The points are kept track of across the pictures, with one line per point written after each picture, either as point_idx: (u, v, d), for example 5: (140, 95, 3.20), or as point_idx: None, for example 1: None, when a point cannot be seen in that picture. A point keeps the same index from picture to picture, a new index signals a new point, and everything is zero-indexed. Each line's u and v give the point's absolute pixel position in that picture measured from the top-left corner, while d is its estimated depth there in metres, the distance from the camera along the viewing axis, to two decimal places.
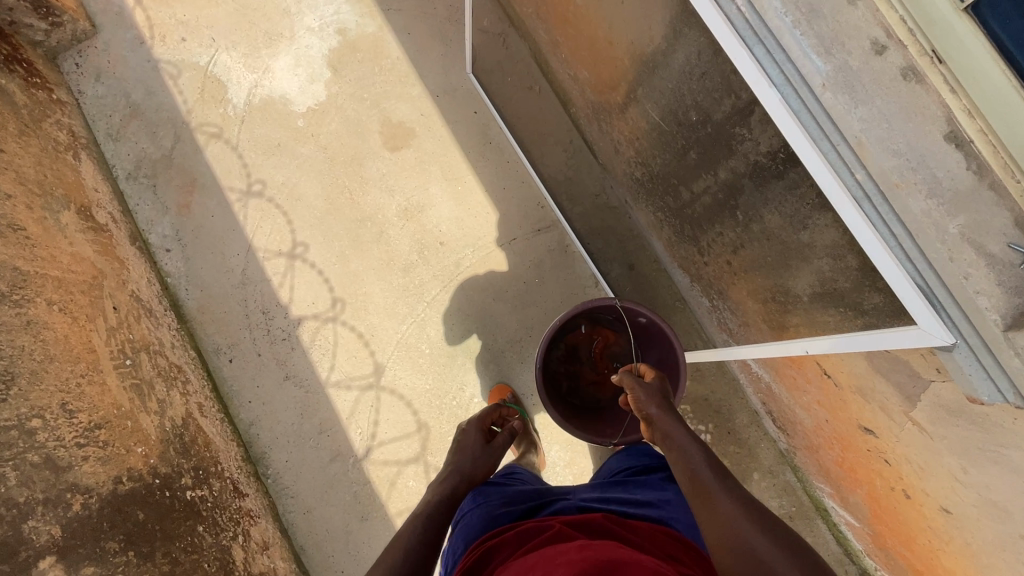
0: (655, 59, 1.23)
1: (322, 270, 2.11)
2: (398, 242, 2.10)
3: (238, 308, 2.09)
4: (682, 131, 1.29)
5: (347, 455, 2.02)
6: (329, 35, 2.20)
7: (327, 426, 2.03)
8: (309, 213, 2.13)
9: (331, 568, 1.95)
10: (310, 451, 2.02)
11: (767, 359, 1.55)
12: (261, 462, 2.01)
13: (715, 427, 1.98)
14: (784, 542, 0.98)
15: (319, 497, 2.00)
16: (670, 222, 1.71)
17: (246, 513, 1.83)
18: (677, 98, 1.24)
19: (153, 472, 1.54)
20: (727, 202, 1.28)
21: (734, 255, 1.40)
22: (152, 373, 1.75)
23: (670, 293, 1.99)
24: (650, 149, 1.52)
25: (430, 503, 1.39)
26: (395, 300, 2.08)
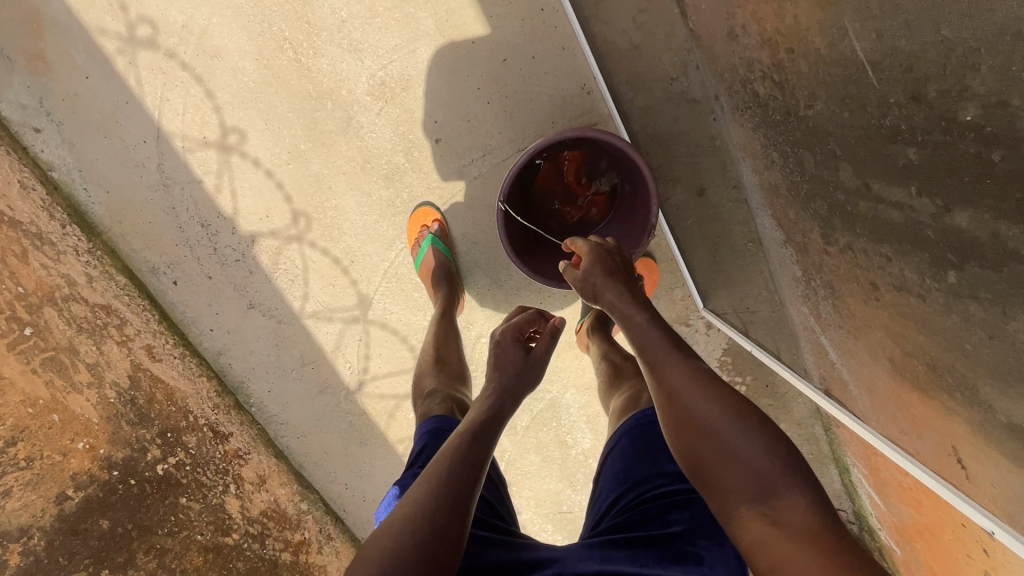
0: None
1: (271, 169, 1.50)
2: (376, 135, 1.46)
3: (166, 219, 1.55)
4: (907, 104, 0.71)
5: (337, 388, 1.77)
6: None
7: (310, 358, 1.74)
8: (236, 80, 1.42)
9: (333, 480, 1.79)
10: (294, 382, 1.75)
11: (863, 372, 1.21)
12: (241, 391, 1.73)
13: (753, 379, 1.75)
14: (756, 425, 0.88)
15: (313, 422, 1.77)
16: (790, 176, 1.12)
17: (233, 454, 1.71)
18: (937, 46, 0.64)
19: (106, 463, 1.62)
20: (935, 245, 0.75)
21: (886, 281, 0.93)
22: (65, 329, 1.58)
23: (743, 233, 1.51)
24: (803, 75, 0.89)
25: (469, 427, 1.01)
26: (377, 219, 1.55)
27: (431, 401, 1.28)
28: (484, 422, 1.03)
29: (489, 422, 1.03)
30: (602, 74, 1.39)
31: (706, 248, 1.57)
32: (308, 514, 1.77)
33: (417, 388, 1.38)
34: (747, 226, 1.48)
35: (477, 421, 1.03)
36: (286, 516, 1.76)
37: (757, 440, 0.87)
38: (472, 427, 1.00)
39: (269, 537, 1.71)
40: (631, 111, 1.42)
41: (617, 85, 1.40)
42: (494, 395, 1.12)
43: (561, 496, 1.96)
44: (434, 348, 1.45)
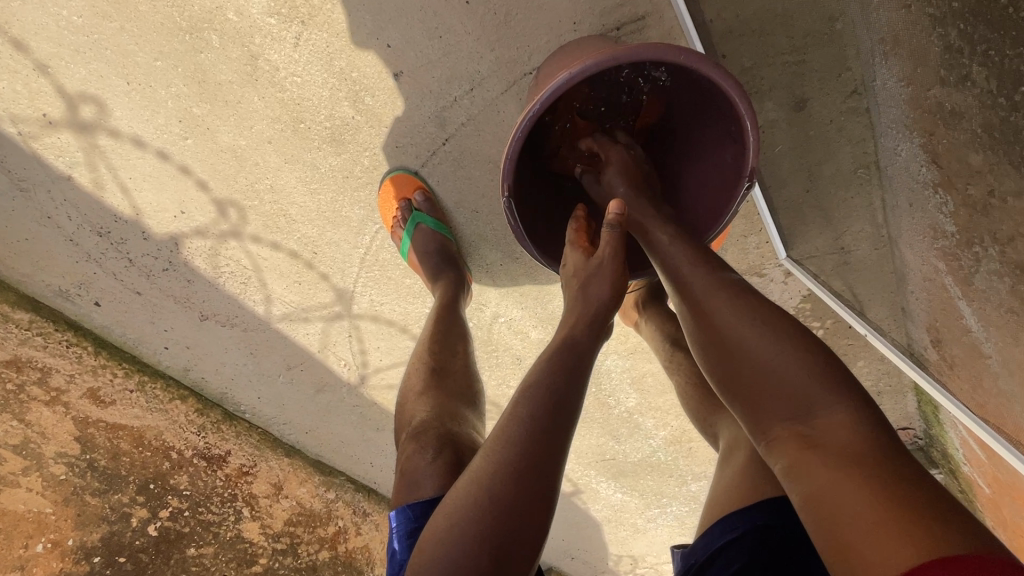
0: None
1: (160, 149, 1.02)
2: (301, 78, 0.95)
3: (46, 233, 1.12)
4: None
5: (336, 385, 1.37)
6: None
7: (296, 360, 1.34)
8: (55, 16, 0.90)
9: (356, 460, 1.46)
10: (286, 389, 1.37)
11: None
12: (228, 403, 1.37)
13: (834, 322, 1.42)
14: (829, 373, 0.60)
15: (320, 418, 1.41)
16: (991, 106, 0.68)
17: (236, 469, 1.38)
18: None
19: (84, 542, 1.24)
20: None
21: None
22: None
23: (852, 158, 1.05)
24: None
25: (538, 377, 0.64)
26: (334, 196, 1.09)
27: (420, 453, 0.77)
28: (559, 370, 0.64)
29: (569, 365, 0.65)
30: None
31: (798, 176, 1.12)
32: (338, 502, 1.46)
33: (403, 422, 0.86)
34: (863, 148, 1.02)
35: (548, 366, 0.65)
36: (315, 514, 1.43)
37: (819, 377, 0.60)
38: (539, 385, 0.63)
39: (302, 542, 1.41)
40: None
41: None
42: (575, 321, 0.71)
43: (604, 448, 1.72)
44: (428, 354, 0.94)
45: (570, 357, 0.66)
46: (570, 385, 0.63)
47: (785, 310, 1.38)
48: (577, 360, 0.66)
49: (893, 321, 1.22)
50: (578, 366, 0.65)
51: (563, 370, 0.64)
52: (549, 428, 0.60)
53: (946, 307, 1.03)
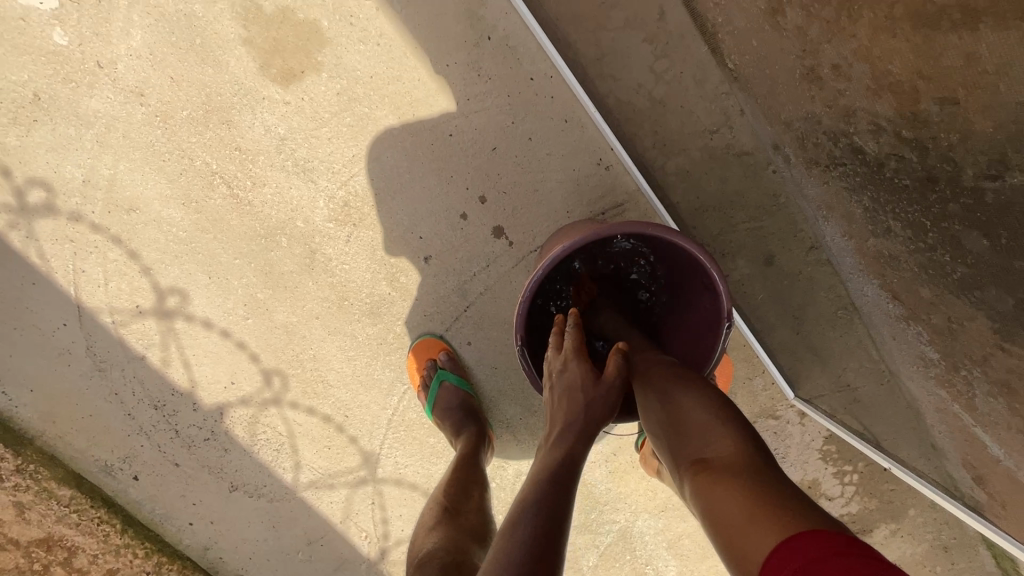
0: None
1: (225, 328, 1.19)
2: (349, 265, 1.15)
3: (110, 409, 1.24)
4: None
5: (357, 561, 1.32)
6: None
7: (318, 533, 1.31)
8: (163, 233, 1.11)
9: None
10: (305, 568, 1.32)
11: None
12: None
13: (867, 464, 1.38)
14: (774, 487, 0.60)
15: None
16: (920, 251, 0.81)
17: None
18: None
19: None
20: None
21: None
22: None
23: (828, 302, 1.18)
24: (1008, 131, 0.56)
25: (539, 476, 0.71)
26: (369, 363, 1.23)
27: None
28: (557, 466, 0.71)
29: (560, 465, 0.72)
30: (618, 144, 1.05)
31: (787, 323, 1.22)
32: None
33: (413, 559, 0.92)
34: (835, 292, 1.16)
35: (541, 471, 0.72)
36: None
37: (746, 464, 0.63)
38: (540, 481, 0.70)
39: None
40: (664, 180, 1.10)
41: (644, 151, 1.07)
42: (559, 429, 0.77)
43: None
44: (439, 508, 0.98)
45: (564, 453, 0.73)
46: (569, 477, 0.71)
47: (809, 453, 1.37)
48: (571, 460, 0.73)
49: (924, 459, 1.19)
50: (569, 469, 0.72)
51: (555, 472, 0.71)
52: (552, 523, 0.64)
53: (969, 438, 1.03)
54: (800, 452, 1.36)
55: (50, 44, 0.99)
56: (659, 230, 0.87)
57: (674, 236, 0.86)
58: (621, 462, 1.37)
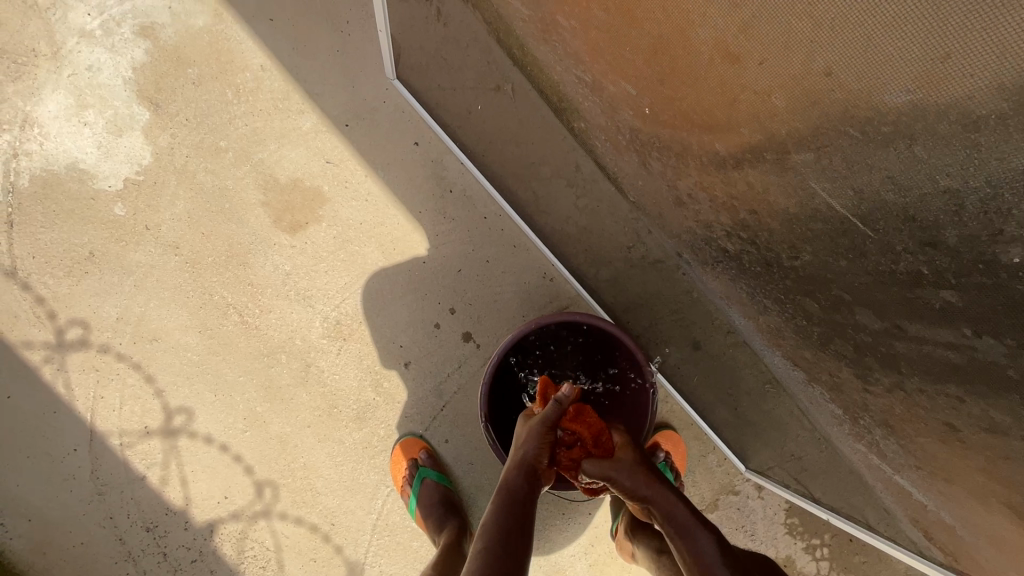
0: (862, 134, 0.57)
1: (224, 442, 1.31)
2: (338, 375, 1.33)
3: (101, 535, 1.28)
4: (884, 246, 0.66)
5: None
6: (127, 44, 1.25)
7: None
8: (179, 357, 1.29)
9: None
10: None
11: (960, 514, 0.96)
12: None
13: (833, 536, 1.45)
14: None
15: None
16: (789, 320, 1.04)
17: None
18: (877, 202, 0.62)
19: None
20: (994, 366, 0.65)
21: (957, 414, 0.78)
22: None
23: (756, 380, 1.30)
24: (786, 229, 0.81)
25: (496, 516, 0.86)
26: (355, 467, 1.34)
27: None
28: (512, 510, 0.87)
29: (516, 506, 0.87)
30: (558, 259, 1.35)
31: (724, 404, 1.38)
32: None
33: None
34: (758, 369, 1.29)
35: (499, 511, 0.87)
36: None
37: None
38: (499, 521, 0.85)
39: None
40: (597, 286, 1.36)
41: (578, 265, 1.34)
42: (515, 475, 0.92)
43: None
44: None
45: (518, 498, 0.89)
46: (522, 519, 0.86)
47: (775, 528, 1.45)
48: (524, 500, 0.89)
49: None
50: (523, 509, 0.87)
51: (514, 515, 0.86)
52: (514, 558, 0.79)
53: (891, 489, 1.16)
54: (765, 527, 1.45)
55: (110, 214, 1.27)
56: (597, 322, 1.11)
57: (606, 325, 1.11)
58: (600, 554, 1.41)
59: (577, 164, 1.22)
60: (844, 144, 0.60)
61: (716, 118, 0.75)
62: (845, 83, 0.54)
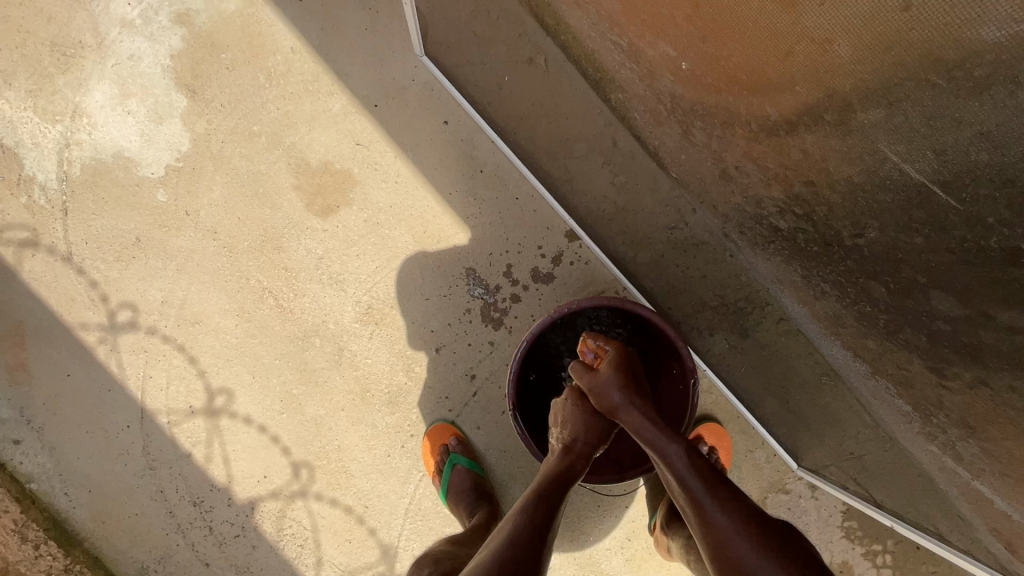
0: (961, 77, 0.48)
1: (262, 423, 1.34)
2: (371, 360, 1.33)
3: (154, 507, 1.35)
4: (987, 221, 0.55)
5: None
6: (162, 32, 1.27)
7: None
8: (219, 340, 1.33)
9: None
10: None
11: None
12: None
13: (898, 543, 1.33)
14: (773, 542, 0.75)
15: None
16: (850, 306, 0.93)
17: None
18: (974, 167, 0.53)
19: None
20: None
21: None
22: None
23: (812, 372, 1.19)
24: (852, 205, 0.70)
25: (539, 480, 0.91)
26: (387, 451, 1.34)
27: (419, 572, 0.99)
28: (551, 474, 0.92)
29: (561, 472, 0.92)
30: (594, 241, 1.27)
31: (776, 398, 1.28)
32: None
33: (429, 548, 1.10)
34: (814, 361, 1.17)
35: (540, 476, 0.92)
36: None
37: (741, 520, 0.77)
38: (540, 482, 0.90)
39: None
40: (635, 269, 1.28)
41: (615, 247, 1.27)
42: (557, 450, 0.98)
43: None
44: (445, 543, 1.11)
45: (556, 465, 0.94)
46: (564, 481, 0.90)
47: (831, 531, 1.34)
48: (556, 484, 0.89)
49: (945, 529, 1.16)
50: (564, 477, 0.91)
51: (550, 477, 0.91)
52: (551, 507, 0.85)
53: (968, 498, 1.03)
54: (820, 530, 1.34)
55: (154, 200, 1.31)
56: (630, 304, 1.04)
57: (641, 309, 1.04)
58: (637, 549, 1.35)
59: (614, 140, 1.13)
60: (924, 97, 0.52)
61: (767, 76, 0.66)
62: (929, 18, 0.47)
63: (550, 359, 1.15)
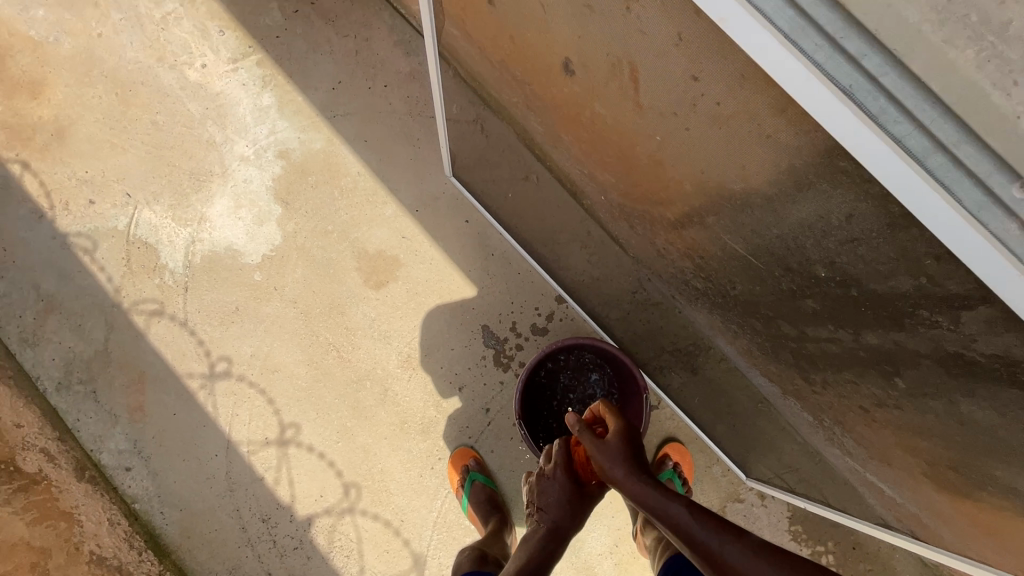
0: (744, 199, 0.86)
1: (322, 451, 1.70)
2: (409, 397, 1.72)
3: (231, 523, 1.67)
4: (781, 275, 0.95)
5: None
6: (268, 163, 1.81)
7: None
8: (293, 384, 1.73)
9: None
10: None
11: (905, 491, 1.19)
12: None
13: (837, 544, 1.63)
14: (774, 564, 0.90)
15: None
16: (750, 339, 1.35)
17: None
18: (768, 247, 0.92)
19: None
20: (871, 359, 0.93)
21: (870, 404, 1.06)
22: None
23: (749, 397, 1.55)
24: (723, 271, 1.15)
25: (525, 550, 1.21)
26: (420, 472, 1.68)
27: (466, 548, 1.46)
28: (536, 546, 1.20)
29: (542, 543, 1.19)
30: (577, 302, 1.71)
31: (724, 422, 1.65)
32: None
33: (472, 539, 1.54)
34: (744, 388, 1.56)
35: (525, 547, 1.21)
36: None
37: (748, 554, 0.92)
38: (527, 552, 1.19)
39: None
40: (609, 323, 1.71)
41: (593, 308, 1.71)
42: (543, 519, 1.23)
43: None
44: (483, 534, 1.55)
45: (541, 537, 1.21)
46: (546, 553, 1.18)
47: (781, 535, 1.65)
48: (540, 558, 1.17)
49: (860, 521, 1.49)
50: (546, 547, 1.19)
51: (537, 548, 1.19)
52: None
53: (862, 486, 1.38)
54: (772, 534, 1.65)
55: (253, 279, 1.77)
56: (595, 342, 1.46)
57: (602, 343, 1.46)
58: (624, 554, 1.64)
59: None
60: (724, 209, 0.93)
61: (659, 194, 1.12)
62: (711, 171, 0.87)
63: (545, 388, 1.56)
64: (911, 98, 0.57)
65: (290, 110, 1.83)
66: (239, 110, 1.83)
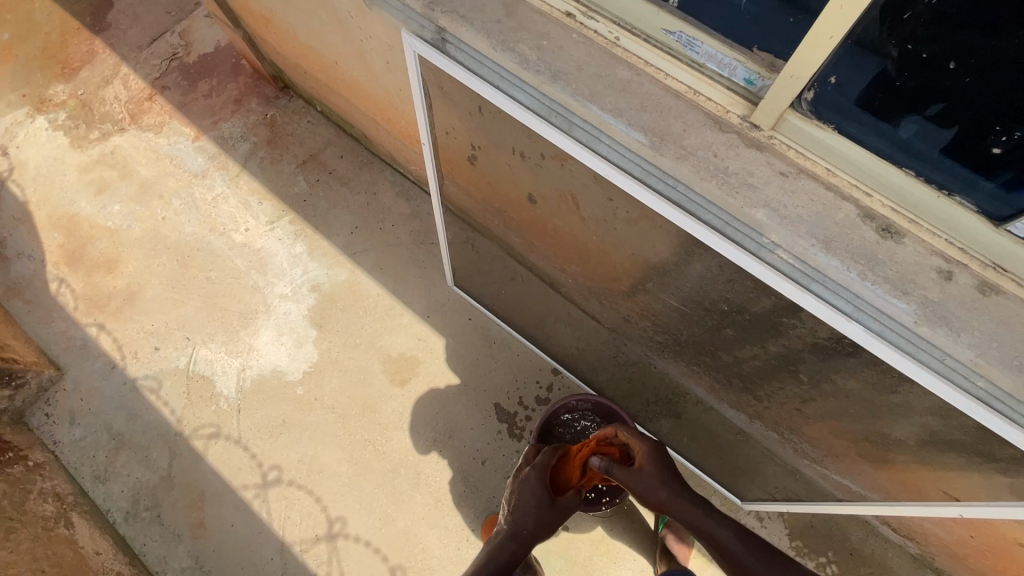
0: (662, 266, 1.27)
1: (368, 539, 1.90)
2: (440, 477, 1.96)
3: None
4: (706, 314, 1.32)
5: None
6: (303, 296, 2.23)
7: None
8: (337, 481, 1.97)
9: None
10: None
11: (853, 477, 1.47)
12: None
13: (836, 553, 1.83)
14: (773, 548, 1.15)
15: None
16: (706, 376, 1.69)
17: None
18: (692, 296, 1.30)
19: None
20: (781, 364, 1.28)
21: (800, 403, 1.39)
22: None
23: (725, 428, 1.83)
24: (670, 322, 1.54)
25: (494, 546, 1.27)
26: (457, 545, 1.88)
27: None
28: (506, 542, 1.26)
29: (511, 537, 1.27)
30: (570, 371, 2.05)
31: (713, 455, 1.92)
32: None
33: None
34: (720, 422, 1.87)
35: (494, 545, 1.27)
36: None
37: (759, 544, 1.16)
38: (498, 548, 1.26)
39: None
40: (600, 386, 2.04)
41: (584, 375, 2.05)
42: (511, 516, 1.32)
43: None
44: None
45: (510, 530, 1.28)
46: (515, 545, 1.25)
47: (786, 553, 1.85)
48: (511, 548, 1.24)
49: None
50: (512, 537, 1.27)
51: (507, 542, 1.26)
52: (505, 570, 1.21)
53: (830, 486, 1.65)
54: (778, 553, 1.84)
55: (296, 393, 2.09)
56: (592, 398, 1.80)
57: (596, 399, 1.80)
58: None
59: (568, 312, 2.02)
60: (654, 274, 1.34)
61: (610, 274, 1.55)
62: (640, 250, 1.29)
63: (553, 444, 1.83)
64: (734, 184, 0.96)
65: (318, 253, 2.29)
66: (277, 258, 2.29)
